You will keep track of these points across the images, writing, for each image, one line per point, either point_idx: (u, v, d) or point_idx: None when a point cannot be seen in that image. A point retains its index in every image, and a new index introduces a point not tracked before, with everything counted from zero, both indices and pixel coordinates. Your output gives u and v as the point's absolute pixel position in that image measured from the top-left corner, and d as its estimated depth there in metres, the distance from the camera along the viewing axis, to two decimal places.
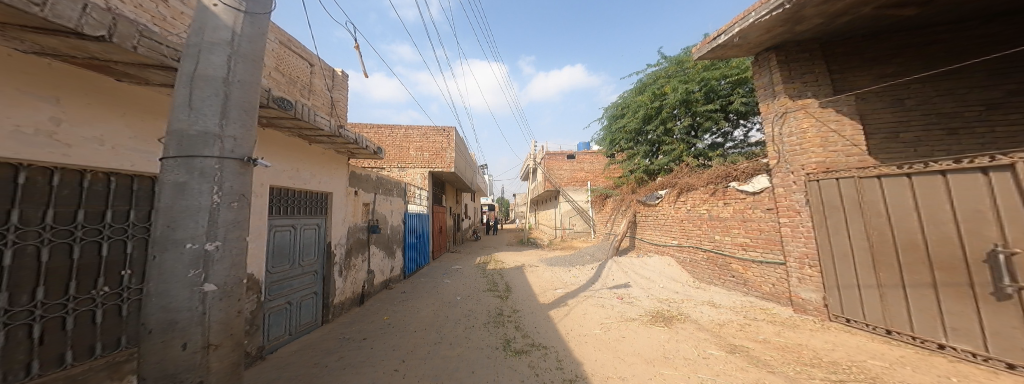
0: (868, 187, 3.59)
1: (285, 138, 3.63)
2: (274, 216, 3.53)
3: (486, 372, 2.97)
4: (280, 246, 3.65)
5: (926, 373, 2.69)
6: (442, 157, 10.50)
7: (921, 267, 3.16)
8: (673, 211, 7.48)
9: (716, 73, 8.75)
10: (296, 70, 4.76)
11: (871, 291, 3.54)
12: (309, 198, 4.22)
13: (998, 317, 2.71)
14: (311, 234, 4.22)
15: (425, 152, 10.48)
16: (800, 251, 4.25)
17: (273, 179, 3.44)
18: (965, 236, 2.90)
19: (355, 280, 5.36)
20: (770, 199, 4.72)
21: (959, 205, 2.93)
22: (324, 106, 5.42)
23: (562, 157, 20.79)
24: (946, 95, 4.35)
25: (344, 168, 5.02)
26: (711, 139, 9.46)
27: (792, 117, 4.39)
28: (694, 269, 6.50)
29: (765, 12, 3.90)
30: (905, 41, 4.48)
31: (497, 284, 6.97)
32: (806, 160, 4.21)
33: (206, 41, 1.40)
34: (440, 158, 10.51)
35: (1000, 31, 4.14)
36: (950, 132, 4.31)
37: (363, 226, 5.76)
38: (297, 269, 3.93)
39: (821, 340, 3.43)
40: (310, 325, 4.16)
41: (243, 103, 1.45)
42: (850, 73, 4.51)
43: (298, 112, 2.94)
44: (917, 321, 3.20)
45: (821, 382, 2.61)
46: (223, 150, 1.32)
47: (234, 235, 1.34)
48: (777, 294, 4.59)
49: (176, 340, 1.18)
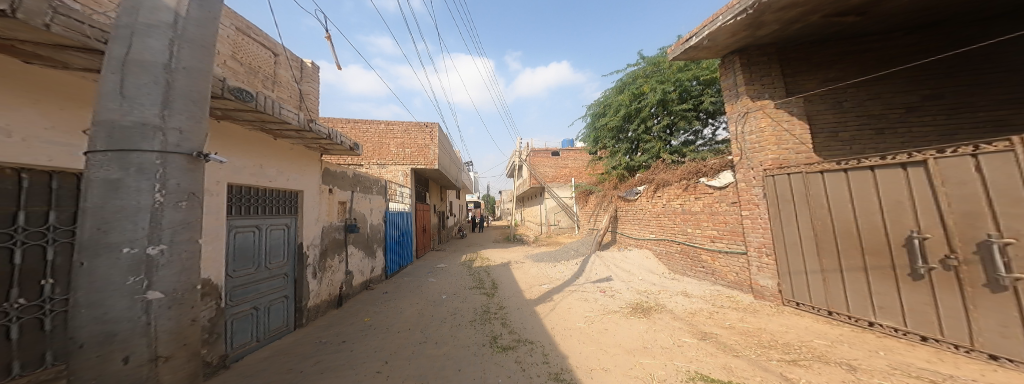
0: (813, 182, 3.92)
1: (246, 132, 3.41)
2: (234, 216, 3.29)
3: (472, 369, 2.97)
4: (243, 247, 3.42)
5: (860, 349, 3.00)
6: (424, 153, 10.28)
7: (856, 253, 3.51)
8: (650, 206, 7.77)
9: (689, 74, 9.17)
10: (256, 59, 4.44)
11: (816, 276, 3.89)
12: (277, 197, 3.99)
13: (914, 295, 3.07)
14: (280, 235, 3.99)
15: (407, 148, 10.22)
16: (759, 241, 4.56)
17: (232, 176, 3.22)
18: (889, 225, 3.23)
19: (332, 281, 5.16)
20: (734, 193, 5.02)
21: (885, 196, 3.26)
22: (292, 98, 5.09)
23: (547, 153, 21.04)
24: (876, 99, 4.81)
25: (316, 165, 4.80)
26: (684, 137, 9.91)
27: (752, 117, 4.67)
28: (669, 261, 6.81)
29: (731, 17, 4.12)
30: (846, 49, 4.90)
31: (484, 281, 6.95)
32: (764, 157, 4.52)
33: (141, 23, 1.27)
34: (422, 155, 10.27)
35: (919, 42, 4.68)
36: (878, 131, 4.78)
37: (340, 225, 5.55)
38: (264, 272, 3.71)
39: (777, 323, 3.72)
40: (280, 330, 3.95)
41: (190, 93, 1.35)
42: (801, 77, 4.86)
43: (260, 104, 2.76)
44: (852, 301, 3.55)
45: (779, 362, 2.83)
46: (166, 144, 1.21)
47: (183, 237, 1.25)
48: (740, 282, 4.91)
49: (117, 353, 1.08)
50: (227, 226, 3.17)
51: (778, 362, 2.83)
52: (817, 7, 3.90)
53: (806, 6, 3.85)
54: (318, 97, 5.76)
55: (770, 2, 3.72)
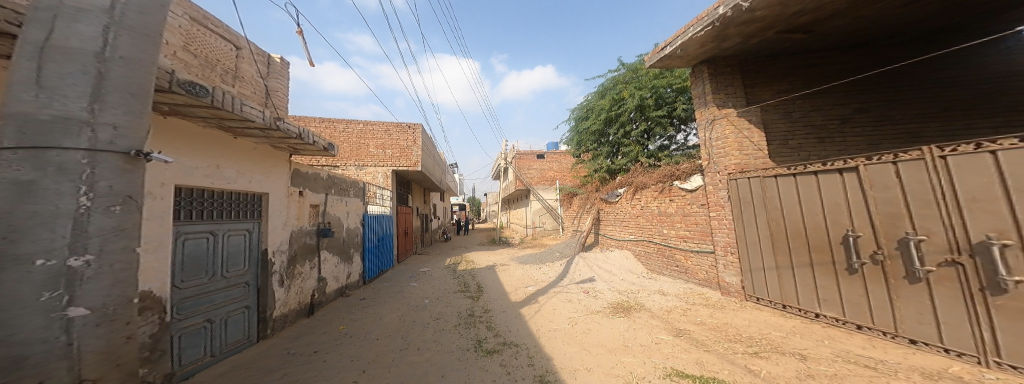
0: (768, 185, 4.25)
1: (201, 131, 3.15)
2: (183, 221, 3.01)
3: (457, 375, 2.90)
4: (194, 256, 3.14)
5: (809, 339, 3.26)
6: (407, 155, 10.00)
7: (805, 251, 3.83)
8: (630, 207, 8.03)
9: (664, 81, 9.60)
10: (214, 53, 4.01)
11: (772, 273, 4.19)
12: (237, 201, 3.71)
13: (851, 287, 3.40)
14: (239, 241, 3.71)
15: (387, 149, 9.89)
16: (725, 240, 4.82)
17: (182, 178, 2.95)
18: (830, 224, 3.56)
19: (302, 289, 4.87)
20: (703, 195, 5.30)
21: (827, 199, 3.60)
22: (257, 95, 4.66)
23: (532, 156, 21.24)
24: (817, 111, 5.29)
25: (284, 166, 4.53)
26: (660, 142, 10.34)
27: (718, 124, 4.98)
28: (647, 261, 7.07)
29: (700, 28, 4.38)
30: (797, 63, 5.36)
31: (469, 285, 6.85)
32: (727, 162, 4.82)
33: (69, 7, 1.15)
34: (404, 156, 9.98)
35: (854, 60, 5.23)
36: (820, 140, 5.24)
37: (312, 229, 5.26)
38: (220, 281, 3.42)
39: (740, 318, 3.95)
40: (241, 343, 3.66)
41: (129, 85, 1.22)
42: (758, 88, 5.24)
43: (217, 100, 2.55)
44: (802, 295, 3.87)
45: (743, 355, 3.01)
46: (95, 141, 1.09)
47: (115, 246, 1.13)
48: (709, 280, 5.18)
49: (28, 380, 0.93)
50: (174, 232, 2.89)
51: (742, 355, 3.01)
52: (772, 23, 4.23)
53: (763, 22, 4.17)
54: (287, 94, 5.36)
55: (734, 16, 4.00)
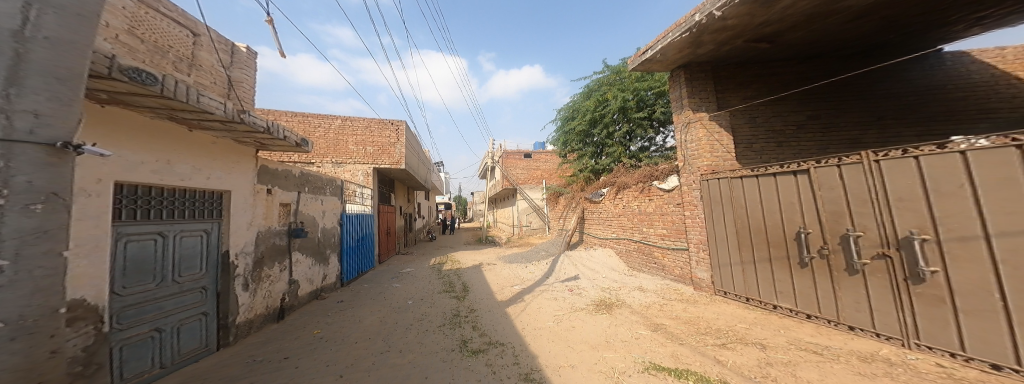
0: (734, 185, 4.52)
1: (149, 122, 2.87)
2: (124, 222, 2.73)
3: (441, 376, 2.84)
4: (139, 259, 2.85)
5: (767, 329, 3.51)
6: (389, 152, 9.66)
7: (765, 247, 4.12)
8: (612, 207, 8.23)
9: (645, 85, 9.92)
10: (167, 39, 3.48)
11: (736, 268, 4.48)
12: (194, 199, 3.43)
13: (802, 280, 3.70)
14: (195, 243, 3.42)
15: (368, 146, 9.51)
16: (697, 237, 5.11)
17: (125, 174, 2.67)
18: (786, 222, 3.85)
19: (271, 292, 4.59)
20: (679, 195, 5.55)
21: (783, 199, 3.89)
22: (217, 87, 4.11)
23: (518, 156, 21.29)
24: (776, 117, 5.68)
25: (250, 162, 4.23)
26: (641, 143, 10.70)
27: (693, 127, 5.23)
28: (628, 258, 7.29)
29: (679, 34, 4.56)
30: (761, 71, 5.70)
31: (454, 285, 6.73)
32: (700, 163, 5.09)
33: None
34: (386, 154, 9.63)
35: (809, 70, 5.68)
36: (777, 144, 5.63)
37: (282, 230, 4.96)
38: (171, 287, 3.14)
39: (711, 312, 4.17)
40: (197, 352, 3.39)
41: (57, 69, 1.11)
42: (728, 93, 5.54)
43: (171, 90, 2.33)
44: (761, 288, 4.16)
45: (714, 347, 3.17)
46: (12, 131, 0.97)
47: (37, 250, 1.03)
48: (684, 275, 5.43)
49: None
50: (112, 234, 2.60)
51: (712, 347, 3.17)
52: (742, 32, 4.48)
53: (733, 30, 4.40)
54: (253, 86, 4.81)
55: (709, 23, 4.20)
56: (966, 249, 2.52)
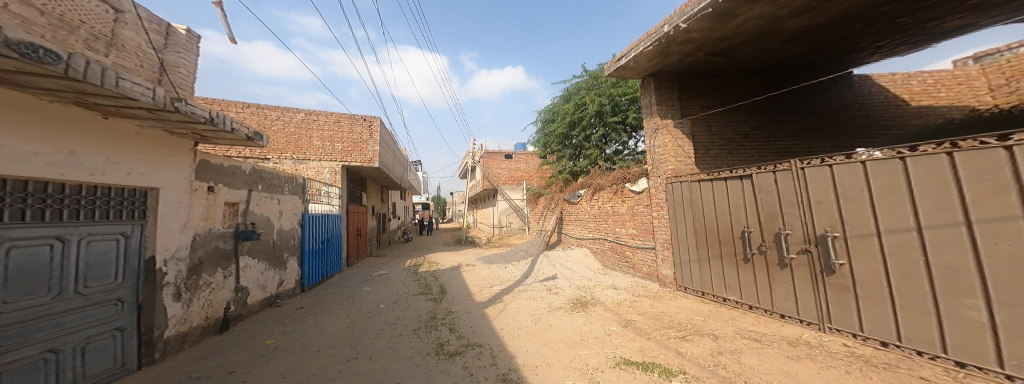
0: (693, 189, 4.89)
1: (48, 107, 2.43)
2: (11, 222, 2.27)
3: (415, 380, 2.73)
4: (30, 267, 2.39)
5: (718, 320, 3.84)
6: (360, 149, 9.12)
7: (716, 245, 4.50)
8: (588, 208, 8.49)
9: (619, 91, 10.35)
10: (83, 15, 3.01)
11: (695, 264, 4.85)
12: (110, 197, 2.96)
13: (746, 274, 4.09)
14: (107, 248, 2.95)
15: (337, 142, 8.91)
16: (664, 236, 5.43)
17: (18, 166, 2.23)
18: (734, 222, 4.24)
19: (211, 302, 4.11)
20: (648, 197, 5.89)
21: (731, 201, 4.28)
22: (145, 74, 3.58)
23: (499, 156, 21.30)
24: (728, 126, 6.24)
25: (187, 156, 3.75)
26: (615, 147, 11.09)
27: (660, 133, 5.59)
28: (602, 257, 7.58)
29: (649, 43, 4.86)
30: (717, 83, 6.20)
31: (431, 287, 6.50)
32: (665, 167, 5.44)
33: None
34: (357, 151, 9.08)
35: (756, 84, 6.30)
36: (729, 151, 6.17)
37: (227, 232, 4.47)
38: (75, 299, 2.67)
39: (673, 306, 4.47)
40: (113, 373, 2.92)
41: None
42: (689, 102, 5.97)
43: (79, 70, 1.97)
44: (713, 282, 4.54)
45: (675, 340, 3.39)
46: None
47: None
48: (651, 273, 5.77)
49: None
50: None
51: (674, 339, 3.40)
52: (703, 45, 4.85)
53: (695, 43, 4.75)
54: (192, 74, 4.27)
55: (675, 35, 4.52)
56: (865, 244, 2.92)
